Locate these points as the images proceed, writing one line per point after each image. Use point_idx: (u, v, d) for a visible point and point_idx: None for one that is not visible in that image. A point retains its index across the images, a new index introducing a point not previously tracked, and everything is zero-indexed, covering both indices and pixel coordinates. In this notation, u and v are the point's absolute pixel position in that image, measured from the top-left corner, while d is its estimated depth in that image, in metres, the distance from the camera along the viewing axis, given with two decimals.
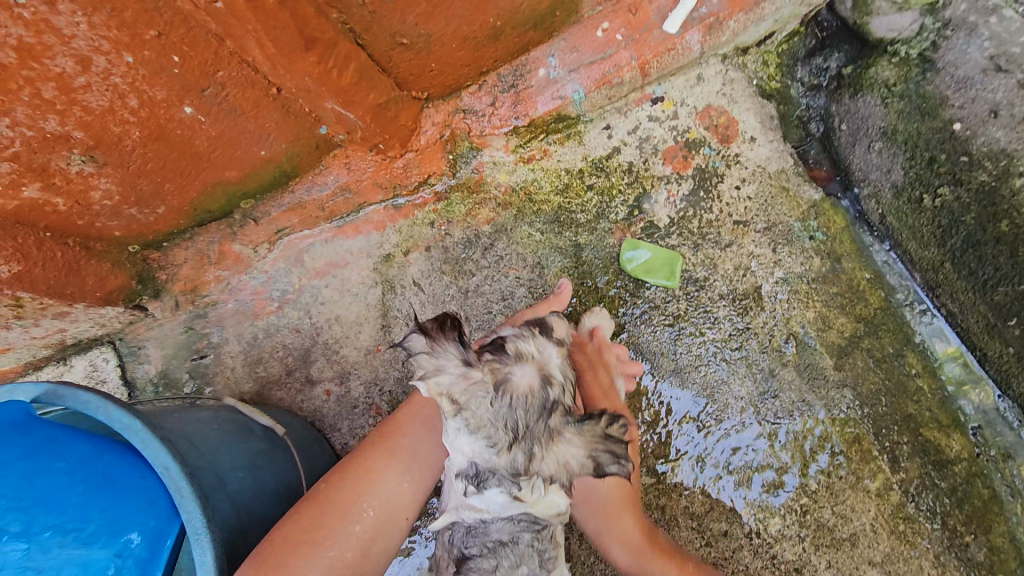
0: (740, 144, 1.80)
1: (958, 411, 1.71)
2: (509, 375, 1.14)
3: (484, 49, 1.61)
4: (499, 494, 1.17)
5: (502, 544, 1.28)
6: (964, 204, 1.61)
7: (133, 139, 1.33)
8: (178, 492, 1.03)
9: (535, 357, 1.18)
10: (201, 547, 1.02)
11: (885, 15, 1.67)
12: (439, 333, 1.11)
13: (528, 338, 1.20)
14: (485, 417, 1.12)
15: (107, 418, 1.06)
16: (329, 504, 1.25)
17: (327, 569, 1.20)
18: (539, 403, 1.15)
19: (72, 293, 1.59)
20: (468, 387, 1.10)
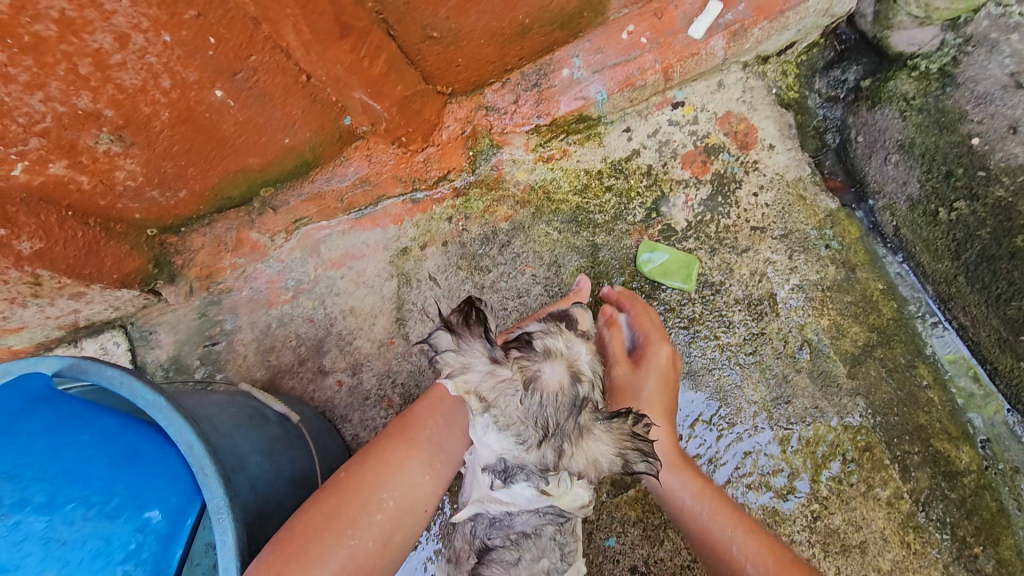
0: (759, 151, 1.81)
1: (968, 424, 1.71)
2: (538, 373, 1.17)
3: (511, 47, 1.64)
4: (527, 488, 1.19)
5: (525, 535, 1.32)
6: (981, 218, 1.63)
7: (162, 120, 1.34)
8: (201, 469, 1.05)
9: (563, 354, 1.21)
10: (221, 527, 1.03)
11: (906, 30, 1.71)
12: (462, 330, 1.19)
13: (556, 335, 1.24)
14: (515, 415, 1.15)
15: (131, 394, 1.08)
16: (349, 493, 1.25)
17: (349, 558, 1.20)
18: (570, 400, 1.17)
19: (91, 273, 1.59)
20: (496, 385, 1.15)
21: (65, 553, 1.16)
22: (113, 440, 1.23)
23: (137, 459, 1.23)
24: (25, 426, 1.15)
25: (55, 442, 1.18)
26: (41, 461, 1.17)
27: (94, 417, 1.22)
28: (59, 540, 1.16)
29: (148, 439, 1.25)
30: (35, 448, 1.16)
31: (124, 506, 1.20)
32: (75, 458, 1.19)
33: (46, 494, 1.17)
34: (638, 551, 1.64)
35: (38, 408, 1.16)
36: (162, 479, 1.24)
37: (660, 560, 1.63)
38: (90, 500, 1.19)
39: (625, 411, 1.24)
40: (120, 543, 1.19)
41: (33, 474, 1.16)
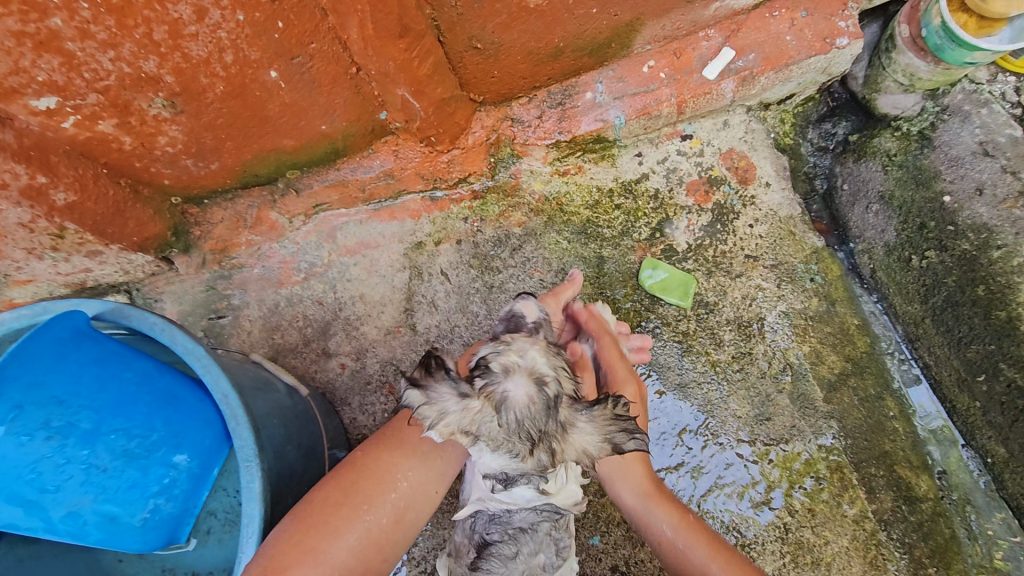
0: (756, 187, 1.96)
1: (927, 455, 1.86)
2: (504, 392, 1.19)
3: (543, 66, 1.76)
4: (528, 490, 1.26)
5: (523, 530, 1.40)
6: (948, 267, 1.81)
7: (215, 92, 1.41)
8: (235, 420, 1.32)
9: (518, 365, 1.23)
10: (249, 474, 1.30)
11: (892, 94, 1.94)
12: (427, 379, 1.20)
13: (506, 351, 1.26)
14: (500, 436, 1.19)
15: (170, 340, 1.34)
16: (366, 471, 1.34)
17: (365, 532, 1.29)
18: (542, 404, 1.20)
19: (113, 233, 1.62)
20: (473, 417, 1.18)
21: (102, 481, 1.39)
22: (152, 381, 1.45)
23: (176, 400, 1.49)
24: (75, 357, 1.32)
25: (101, 376, 1.36)
26: (89, 390, 1.35)
27: (134, 357, 1.42)
28: (100, 465, 1.38)
29: (182, 385, 1.51)
30: (84, 377, 1.34)
31: (162, 443, 1.46)
32: (120, 392, 1.40)
33: (92, 422, 1.36)
34: (620, 550, 1.72)
35: (84, 341, 1.33)
36: (195, 422, 1.53)
37: (639, 561, 1.72)
38: (133, 434, 1.42)
39: (602, 397, 1.26)
40: (156, 473, 1.46)
41: (81, 402, 1.34)
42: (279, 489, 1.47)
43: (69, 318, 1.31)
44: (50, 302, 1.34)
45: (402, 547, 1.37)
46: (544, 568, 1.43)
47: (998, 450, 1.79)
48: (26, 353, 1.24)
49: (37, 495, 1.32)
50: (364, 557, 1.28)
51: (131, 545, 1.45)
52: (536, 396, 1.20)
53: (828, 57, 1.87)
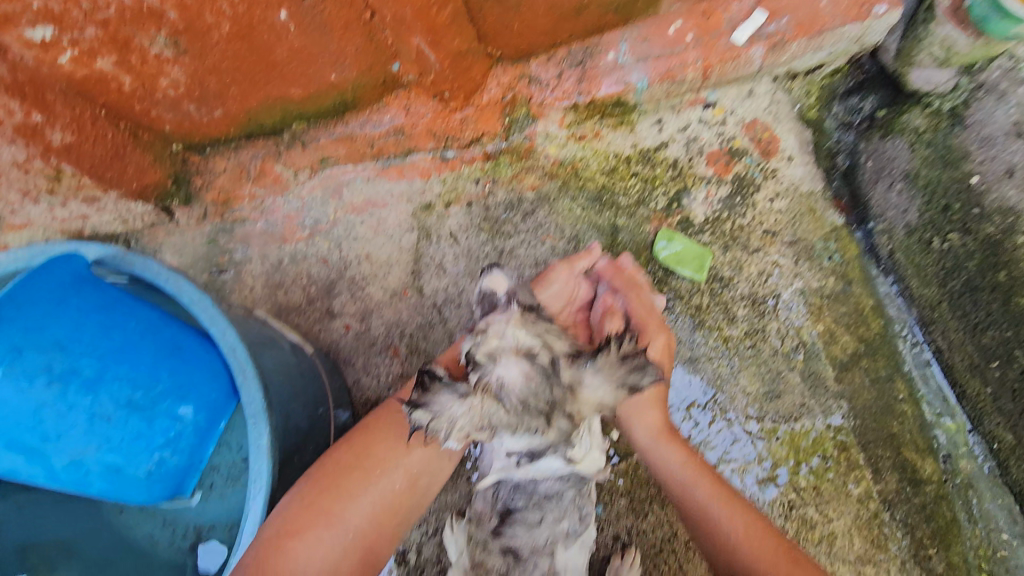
0: (779, 160, 1.89)
1: (933, 438, 1.85)
2: (499, 377, 1.13)
3: (565, 21, 1.67)
4: (555, 460, 1.26)
5: (548, 498, 1.42)
6: (970, 252, 1.75)
7: (221, 32, 1.34)
8: (242, 372, 1.30)
9: (503, 348, 1.15)
10: (257, 430, 1.28)
11: (925, 68, 1.82)
12: (426, 396, 1.17)
13: (484, 336, 1.17)
14: (511, 420, 1.13)
15: (176, 290, 1.30)
16: (377, 436, 1.39)
17: (377, 496, 1.34)
18: (542, 373, 1.15)
19: (112, 178, 1.55)
20: (481, 412, 1.13)
21: (106, 432, 1.37)
22: (156, 331, 1.41)
23: (181, 351, 1.46)
24: (76, 302, 1.28)
25: (104, 323, 1.32)
26: (91, 338, 1.31)
27: (137, 305, 1.38)
28: (104, 416, 1.35)
29: (188, 336, 1.47)
30: (85, 324, 1.30)
31: (167, 395, 1.44)
32: (124, 340, 1.36)
33: (95, 369, 1.32)
34: (623, 520, 1.74)
35: (85, 287, 1.30)
36: (201, 374, 1.50)
37: (642, 531, 1.73)
38: (137, 385, 1.39)
39: (604, 345, 1.23)
40: (162, 426, 1.44)
41: (82, 349, 1.30)
42: (284, 446, 1.45)
43: (68, 263, 1.28)
44: (48, 246, 1.29)
45: (416, 510, 1.43)
46: (568, 535, 1.47)
47: (1006, 436, 1.75)
48: (25, 294, 1.21)
49: (39, 444, 1.29)
50: (377, 520, 1.34)
51: (136, 496, 1.45)
52: (533, 372, 1.14)
53: (862, 26, 1.77)
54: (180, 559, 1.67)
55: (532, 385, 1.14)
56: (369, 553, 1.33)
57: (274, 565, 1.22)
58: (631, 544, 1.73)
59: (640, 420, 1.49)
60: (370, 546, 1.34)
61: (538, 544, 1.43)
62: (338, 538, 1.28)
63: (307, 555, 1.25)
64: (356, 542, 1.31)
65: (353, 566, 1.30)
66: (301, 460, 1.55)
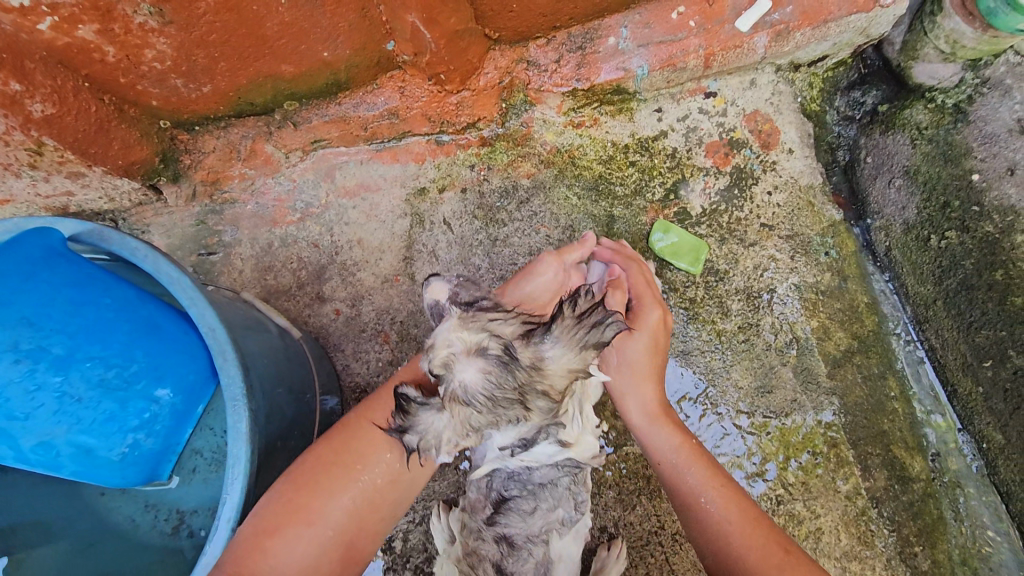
0: (779, 153, 1.86)
1: (923, 437, 1.85)
2: (461, 382, 1.12)
3: (566, 3, 1.61)
4: (549, 446, 1.24)
5: (542, 486, 1.44)
6: (968, 249, 1.74)
7: (208, 2, 1.29)
8: (223, 356, 1.26)
9: (456, 353, 1.13)
10: (236, 414, 1.26)
11: (929, 63, 1.81)
12: (408, 419, 1.19)
13: (432, 347, 1.14)
14: (488, 415, 1.14)
15: (153, 268, 1.24)
16: (358, 432, 1.38)
17: (359, 491, 1.34)
18: (500, 364, 1.13)
19: (96, 154, 1.52)
20: (459, 418, 1.15)
21: (76, 412, 1.36)
22: (132, 309, 1.37)
23: (159, 331, 1.42)
24: (47, 278, 1.26)
25: (77, 300, 1.30)
26: (63, 315, 1.29)
27: (114, 282, 1.33)
28: (73, 396, 1.34)
29: (166, 315, 1.42)
30: (57, 300, 1.28)
31: (142, 376, 1.42)
32: (98, 318, 1.34)
33: (65, 348, 1.32)
34: (609, 512, 1.74)
35: (58, 261, 1.26)
36: (178, 355, 1.48)
37: (629, 523, 1.73)
38: (110, 364, 1.38)
39: (557, 313, 1.22)
40: (135, 407, 1.43)
41: (53, 326, 1.29)
42: (268, 432, 1.43)
43: (43, 237, 1.23)
44: (19, 219, 1.20)
45: (400, 506, 1.42)
46: (563, 522, 1.48)
47: (995, 436, 1.76)
48: None
49: (7, 422, 1.29)
50: (358, 516, 1.34)
51: (110, 479, 1.44)
52: (490, 365, 1.12)
53: (870, 16, 1.74)
54: (162, 542, 1.66)
55: (493, 380, 1.12)
56: (350, 548, 1.33)
57: (253, 564, 1.21)
58: (617, 536, 1.73)
59: (635, 403, 1.49)
60: (351, 542, 1.33)
61: (533, 531, 1.43)
62: (318, 534, 1.28)
63: (286, 553, 1.24)
64: (335, 537, 1.30)
65: (333, 564, 1.30)
66: (286, 445, 1.54)
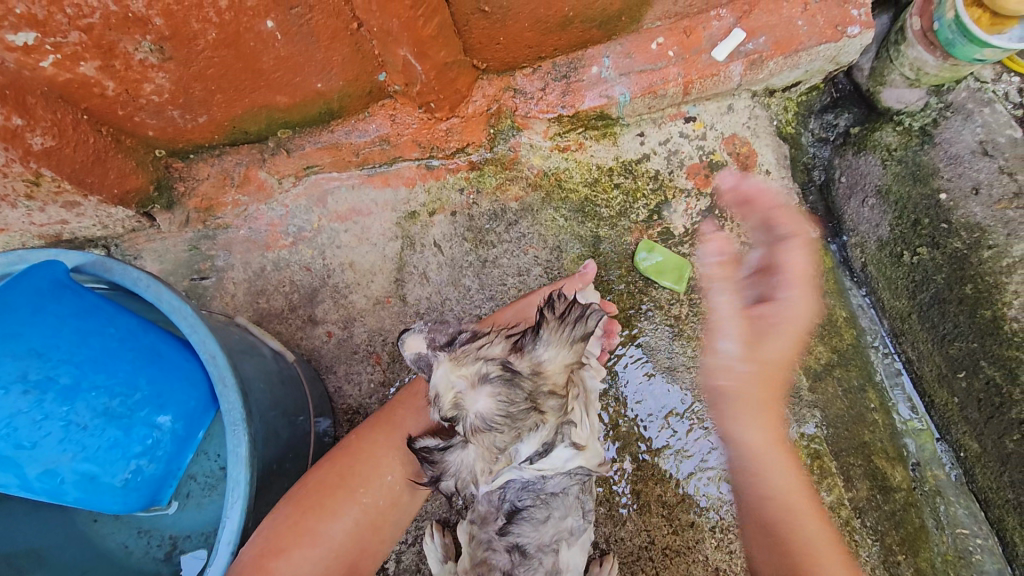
0: (756, 175, 1.94)
1: (903, 447, 1.90)
2: (475, 413, 1.18)
3: (550, 35, 1.70)
4: (566, 449, 1.25)
5: (555, 495, 1.45)
6: (938, 265, 1.82)
7: (207, 39, 1.34)
8: (223, 381, 1.29)
9: (459, 393, 1.19)
10: (236, 438, 1.28)
11: (897, 88, 1.92)
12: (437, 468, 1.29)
13: (439, 393, 1.20)
14: (510, 434, 1.19)
15: (155, 297, 1.29)
16: (361, 455, 1.42)
17: (361, 513, 1.39)
18: (505, 384, 1.19)
19: (92, 183, 1.55)
20: (485, 442, 1.20)
21: (82, 440, 1.37)
22: (135, 337, 1.40)
23: (160, 359, 1.45)
24: (54, 309, 1.28)
25: (82, 329, 1.32)
26: (69, 344, 1.31)
27: (117, 312, 1.37)
28: (79, 423, 1.35)
29: (166, 342, 1.46)
30: (63, 331, 1.29)
31: (146, 403, 1.43)
32: (103, 347, 1.36)
33: (72, 377, 1.33)
34: (602, 528, 1.79)
35: (63, 293, 1.28)
36: (179, 381, 1.49)
37: (620, 539, 1.77)
38: (115, 391, 1.39)
39: (540, 321, 1.29)
40: (139, 433, 1.44)
41: (60, 356, 1.31)
42: (264, 455, 1.46)
43: (48, 269, 1.26)
44: (27, 253, 1.28)
45: (398, 528, 1.47)
46: (572, 532, 1.50)
47: (972, 445, 1.83)
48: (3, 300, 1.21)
49: (13, 452, 1.29)
50: (359, 536, 1.39)
51: (111, 506, 1.43)
52: (496, 387, 1.18)
53: (837, 46, 1.83)
54: (154, 569, 1.67)
55: (503, 400, 1.18)
56: (353, 568, 1.38)
57: None
58: (609, 552, 1.77)
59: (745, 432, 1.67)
60: (354, 562, 1.38)
61: (544, 541, 1.46)
62: (321, 556, 1.33)
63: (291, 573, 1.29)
64: (338, 557, 1.36)
65: None
66: (281, 468, 1.56)
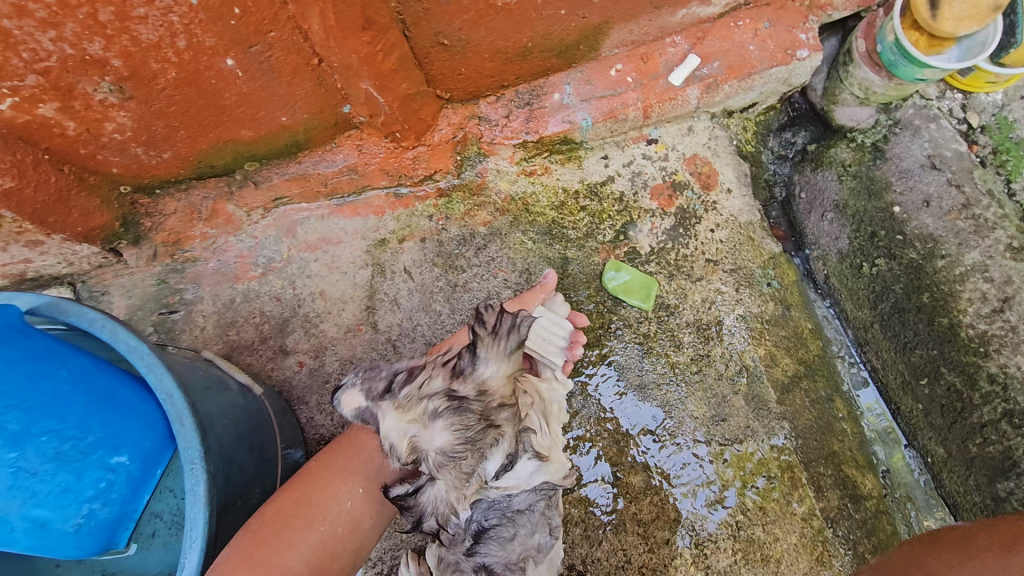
0: (718, 193, 1.99)
1: (872, 454, 1.93)
2: (435, 449, 1.22)
3: (511, 65, 1.75)
4: (530, 461, 1.27)
5: (520, 512, 1.44)
6: (896, 275, 1.88)
7: (167, 78, 1.36)
8: (179, 420, 1.28)
9: (412, 434, 1.24)
10: (194, 477, 1.27)
11: (848, 106, 2.00)
12: (416, 514, 1.33)
13: (392, 442, 1.25)
14: (474, 458, 1.23)
15: (111, 337, 1.28)
16: (320, 482, 1.43)
17: (319, 542, 1.37)
18: (454, 415, 1.24)
19: (55, 223, 1.55)
20: (453, 476, 1.23)
21: (31, 486, 1.34)
22: (90, 379, 1.39)
23: (116, 400, 1.44)
24: (4, 353, 1.27)
25: (34, 373, 1.32)
26: (20, 389, 1.30)
27: (72, 354, 1.36)
28: (28, 469, 1.33)
29: (123, 382, 1.46)
30: (13, 376, 1.29)
31: (99, 445, 1.43)
32: (54, 391, 1.35)
33: (21, 423, 1.31)
34: (577, 550, 1.78)
35: (16, 337, 1.28)
36: (135, 422, 1.50)
37: (597, 560, 1.76)
38: (66, 435, 1.38)
39: (474, 343, 1.36)
40: (93, 476, 1.43)
41: (9, 402, 1.29)
42: (226, 490, 1.43)
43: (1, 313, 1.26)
44: None
45: (360, 557, 1.45)
46: (539, 548, 1.51)
47: (938, 450, 1.87)
48: None
49: None
50: (317, 566, 1.36)
51: (65, 552, 1.40)
52: (447, 418, 1.24)
53: (788, 68, 1.91)
54: None
55: (459, 426, 1.23)
56: None
57: None
58: (585, 574, 1.76)
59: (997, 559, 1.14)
60: None
61: (511, 559, 1.46)
62: None
63: None
64: None
65: None
66: (247, 502, 1.54)
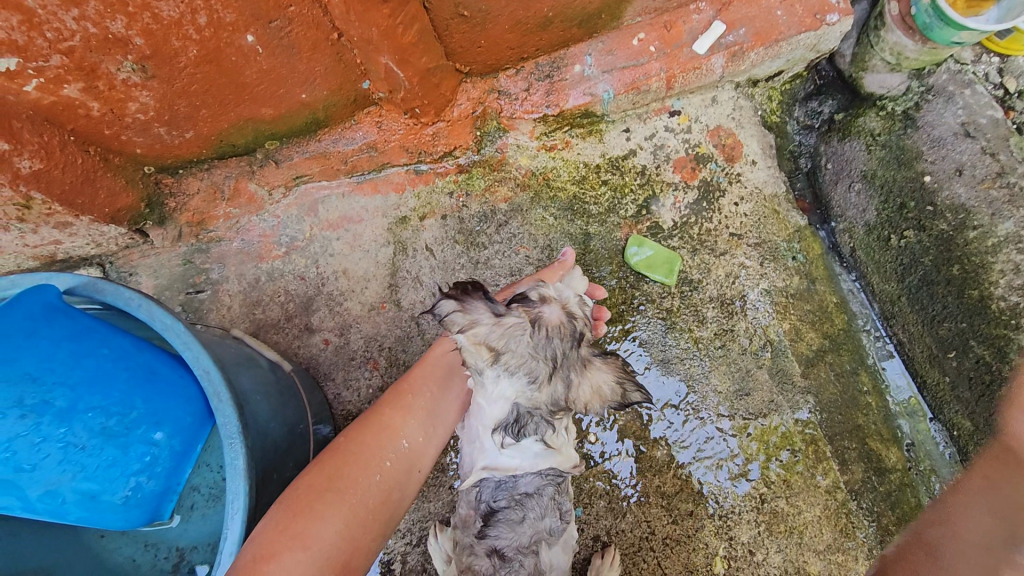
0: (743, 165, 1.95)
1: (897, 428, 1.93)
2: (541, 312, 1.48)
3: (531, 36, 1.72)
4: (534, 442, 1.50)
5: (529, 496, 1.59)
6: (925, 247, 1.84)
7: (188, 56, 1.35)
8: (217, 396, 1.31)
9: (555, 297, 1.52)
10: (233, 451, 1.31)
11: (878, 73, 1.92)
12: (463, 298, 1.46)
13: (547, 288, 1.54)
14: (526, 351, 1.46)
15: (148, 316, 1.32)
16: (349, 456, 1.41)
17: (352, 514, 1.35)
18: (568, 332, 1.49)
19: (83, 204, 1.56)
20: (504, 333, 1.45)
21: (81, 460, 1.39)
22: (129, 357, 1.43)
23: (156, 377, 1.48)
24: (47, 333, 1.31)
25: (77, 352, 1.35)
26: (65, 367, 1.34)
27: (111, 334, 1.40)
28: (77, 444, 1.38)
29: (162, 360, 1.49)
30: (58, 354, 1.33)
31: (142, 421, 1.46)
32: (97, 369, 1.39)
33: (67, 400, 1.36)
34: (602, 522, 1.81)
35: (57, 316, 1.31)
36: (177, 400, 1.53)
37: (621, 531, 1.80)
38: (111, 412, 1.42)
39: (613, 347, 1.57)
40: (138, 451, 1.47)
41: (56, 379, 1.34)
42: (263, 463, 1.48)
43: (41, 293, 1.29)
44: (19, 277, 1.30)
45: (387, 530, 1.44)
46: (551, 532, 1.60)
47: (964, 423, 1.85)
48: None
49: (14, 474, 1.32)
50: (351, 538, 1.34)
51: (114, 522, 1.46)
52: (566, 321, 1.49)
53: (817, 34, 1.84)
54: None
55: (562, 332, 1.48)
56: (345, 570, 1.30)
57: None
58: (610, 544, 1.80)
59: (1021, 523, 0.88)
60: (346, 563, 1.31)
61: (522, 542, 1.56)
62: (316, 558, 1.25)
63: None
64: (329, 560, 1.28)
65: None
66: (282, 476, 1.59)
